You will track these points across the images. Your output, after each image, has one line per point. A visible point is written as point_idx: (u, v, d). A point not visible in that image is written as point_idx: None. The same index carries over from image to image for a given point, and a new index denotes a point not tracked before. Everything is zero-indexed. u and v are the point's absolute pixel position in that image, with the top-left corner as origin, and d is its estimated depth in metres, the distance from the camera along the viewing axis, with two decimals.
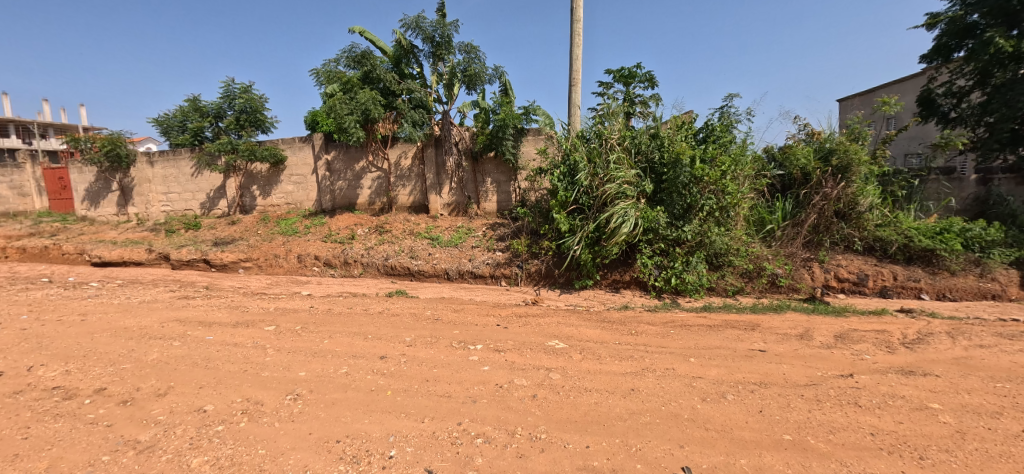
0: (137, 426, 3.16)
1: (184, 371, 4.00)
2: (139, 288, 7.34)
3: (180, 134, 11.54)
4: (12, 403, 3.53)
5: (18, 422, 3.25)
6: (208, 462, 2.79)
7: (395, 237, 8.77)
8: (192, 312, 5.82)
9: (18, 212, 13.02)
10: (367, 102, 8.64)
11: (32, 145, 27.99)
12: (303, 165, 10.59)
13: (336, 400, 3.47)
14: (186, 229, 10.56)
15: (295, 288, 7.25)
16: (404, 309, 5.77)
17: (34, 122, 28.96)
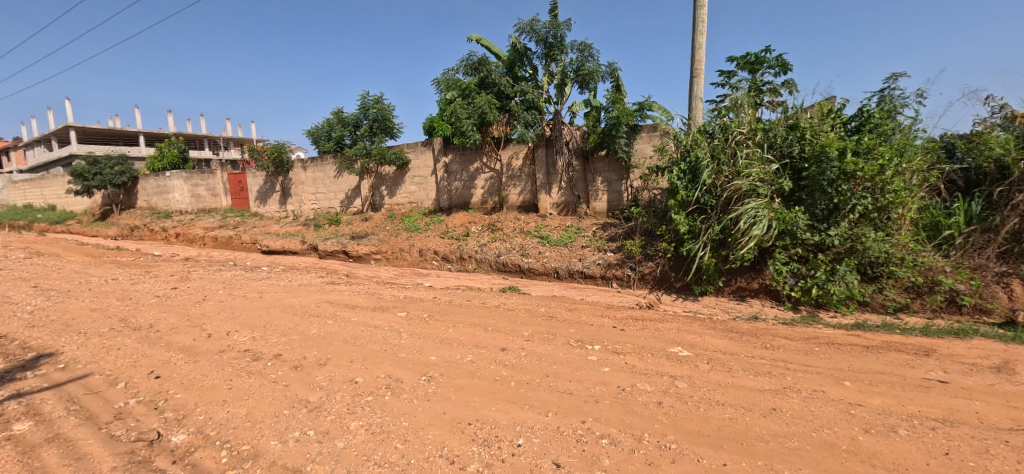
0: (307, 389, 3.70)
1: (337, 346, 4.60)
2: (297, 273, 8.61)
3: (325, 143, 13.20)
4: (218, 359, 4.38)
5: (224, 374, 4.03)
6: (362, 426, 3.17)
7: (507, 235, 9.06)
8: (339, 296, 6.68)
9: (211, 208, 16.13)
10: (484, 106, 9.04)
11: (219, 154, 34.47)
12: (424, 167, 11.47)
13: (463, 385, 3.69)
14: (329, 223, 12.10)
15: (418, 279, 7.89)
16: (519, 304, 5.92)
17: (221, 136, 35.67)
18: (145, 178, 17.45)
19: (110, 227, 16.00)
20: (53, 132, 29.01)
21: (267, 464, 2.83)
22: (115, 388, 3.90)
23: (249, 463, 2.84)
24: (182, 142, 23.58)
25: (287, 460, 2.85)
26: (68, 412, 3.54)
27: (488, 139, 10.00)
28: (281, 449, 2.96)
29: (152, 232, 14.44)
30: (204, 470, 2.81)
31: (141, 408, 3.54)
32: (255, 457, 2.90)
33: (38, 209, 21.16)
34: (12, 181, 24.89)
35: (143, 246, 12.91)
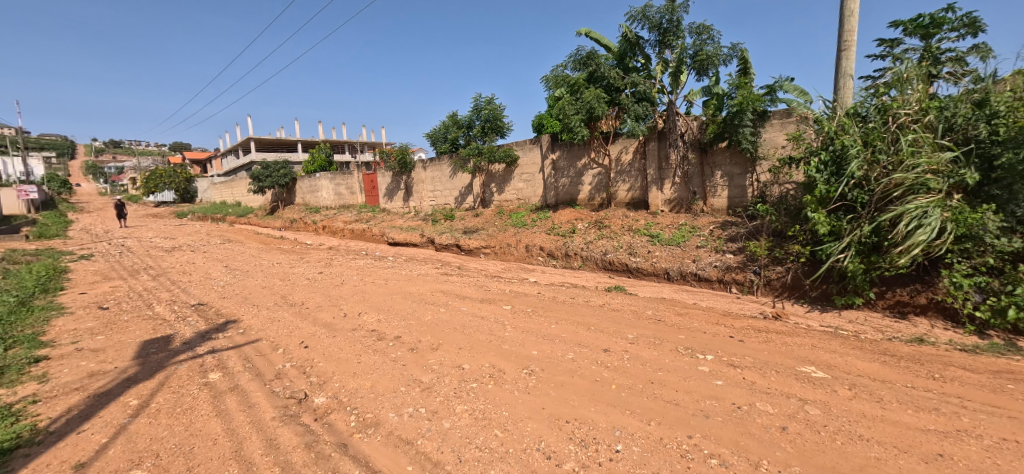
0: (420, 370, 4.00)
1: (448, 333, 4.89)
2: (416, 264, 9.36)
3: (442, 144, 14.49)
4: (351, 336, 4.96)
5: (355, 350, 4.53)
6: (467, 410, 3.32)
7: (614, 233, 8.76)
8: (451, 286, 7.10)
9: (349, 204, 18.31)
10: (592, 101, 8.78)
11: (357, 156, 39.06)
12: (532, 164, 11.64)
13: (563, 382, 3.66)
14: (445, 219, 12.92)
15: (524, 274, 8.04)
16: (625, 305, 5.69)
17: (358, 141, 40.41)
18: (300, 179, 20.43)
19: (276, 220, 19.10)
20: (237, 143, 35.41)
21: (386, 433, 3.10)
22: (276, 353, 4.63)
23: (371, 430, 3.15)
24: (328, 147, 27.07)
25: (402, 432, 3.10)
26: (244, 368, 4.28)
27: (597, 134, 9.76)
28: (397, 421, 3.22)
29: (305, 225, 16.88)
30: (337, 430, 3.19)
31: (293, 372, 4.15)
32: (376, 425, 3.20)
33: (227, 205, 26.09)
34: (211, 183, 31.03)
35: (299, 236, 15.15)
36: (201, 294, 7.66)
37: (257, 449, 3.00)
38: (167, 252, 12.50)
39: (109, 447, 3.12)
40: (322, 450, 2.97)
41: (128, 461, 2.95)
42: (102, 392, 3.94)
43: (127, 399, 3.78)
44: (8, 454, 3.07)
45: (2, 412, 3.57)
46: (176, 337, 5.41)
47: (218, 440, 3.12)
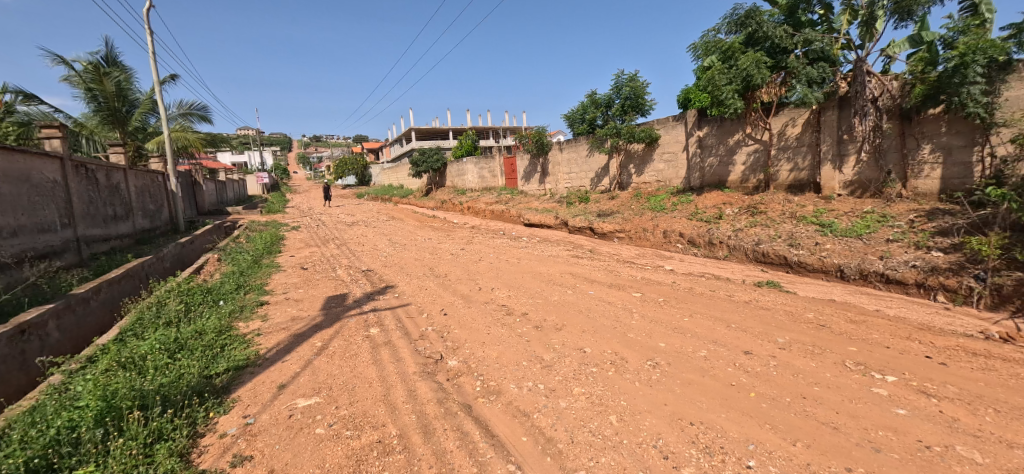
0: (542, 347, 3.98)
1: (572, 314, 4.79)
2: (549, 245, 9.42)
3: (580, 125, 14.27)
4: (483, 308, 5.22)
5: (486, 321, 4.74)
6: (584, 394, 3.19)
7: (772, 220, 7.57)
8: (579, 269, 6.97)
9: (491, 186, 19.33)
10: (749, 68, 7.70)
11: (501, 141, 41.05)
12: (675, 143, 10.74)
13: (691, 381, 3.28)
14: (580, 201, 12.76)
15: (659, 261, 7.49)
16: (778, 304, 4.88)
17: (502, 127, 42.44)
18: (450, 163, 22.26)
19: (430, 201, 21.21)
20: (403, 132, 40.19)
21: (506, 402, 3.15)
22: (421, 316, 5.11)
23: (493, 396, 3.23)
24: (474, 134, 28.91)
25: (520, 403, 3.12)
26: (396, 327, 4.81)
27: (755, 106, 8.48)
28: (517, 393, 3.25)
29: (453, 205, 18.40)
30: (464, 391, 3.34)
31: (433, 335, 4.51)
32: (497, 393, 3.27)
33: (393, 187, 29.85)
34: (381, 168, 35.81)
35: (448, 215, 16.57)
36: (368, 261, 8.90)
37: (400, 396, 3.29)
38: (348, 226, 14.83)
39: (299, 375, 3.77)
40: (450, 406, 3.12)
41: (311, 388, 3.50)
42: (298, 333, 4.82)
43: (313, 341, 4.55)
44: (240, 370, 3.94)
45: (238, 339, 4.61)
46: (349, 296, 6.37)
47: (373, 383, 3.51)
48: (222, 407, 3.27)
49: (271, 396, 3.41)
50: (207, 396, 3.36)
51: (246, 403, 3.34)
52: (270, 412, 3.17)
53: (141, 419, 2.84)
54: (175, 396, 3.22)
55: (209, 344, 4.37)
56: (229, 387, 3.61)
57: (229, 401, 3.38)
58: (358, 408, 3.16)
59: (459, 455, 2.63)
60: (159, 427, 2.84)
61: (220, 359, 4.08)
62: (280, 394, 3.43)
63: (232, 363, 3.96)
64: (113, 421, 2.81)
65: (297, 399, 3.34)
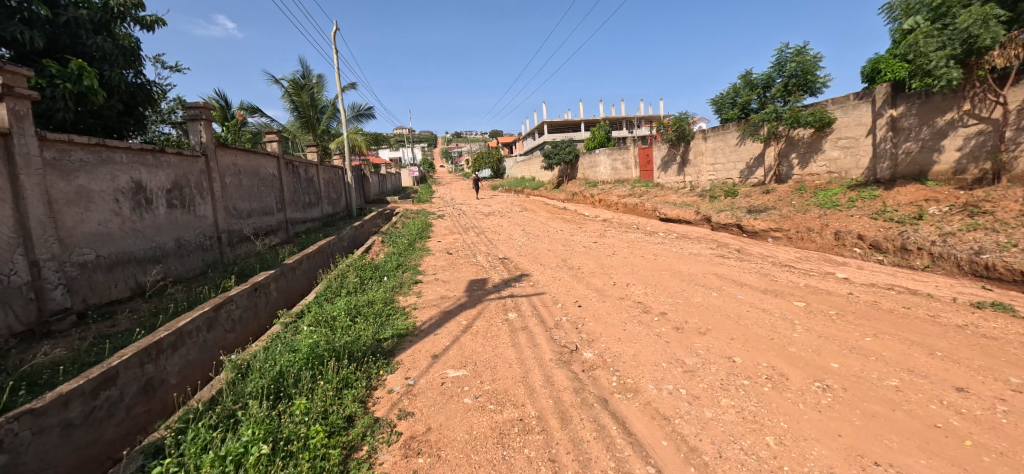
0: (684, 351, 3.73)
1: (718, 319, 4.39)
2: (689, 242, 8.75)
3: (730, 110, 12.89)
4: (618, 304, 5.09)
5: (622, 317, 4.62)
6: (734, 407, 2.90)
7: (1002, 223, 5.90)
8: (726, 270, 6.34)
9: (623, 179, 18.69)
10: (976, 25, 6.04)
11: (635, 131, 39.42)
12: (856, 126, 9.06)
13: (875, 413, 2.76)
14: (726, 195, 11.58)
15: (828, 267, 6.41)
16: (1009, 333, 3.80)
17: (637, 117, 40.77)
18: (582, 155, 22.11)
19: (561, 193, 21.37)
20: (536, 126, 41.14)
21: (644, 402, 3.03)
22: (555, 306, 5.20)
23: (631, 394, 3.13)
24: (607, 125, 28.23)
25: (660, 406, 2.97)
26: (533, 313, 4.98)
27: (980, 74, 6.67)
28: (656, 395, 3.11)
29: (583, 198, 18.27)
30: (600, 384, 3.31)
31: (568, 325, 4.55)
32: (635, 391, 3.17)
33: (526, 180, 30.81)
34: (515, 160, 37.18)
35: (578, 208, 16.52)
36: (505, 250, 9.36)
37: (538, 380, 3.39)
38: (485, 216, 15.78)
39: (449, 348, 4.15)
40: (586, 397, 3.12)
41: (459, 361, 3.83)
42: (447, 310, 5.31)
43: (459, 319, 4.96)
44: (401, 338, 4.50)
45: (399, 311, 5.28)
46: (489, 281, 6.78)
47: (512, 365, 3.68)
48: (389, 368, 3.77)
49: (427, 363, 3.82)
50: (378, 356, 3.91)
51: (408, 367, 3.79)
52: (427, 378, 3.55)
53: (334, 367, 3.41)
54: (356, 352, 3.81)
55: (378, 312, 5.08)
56: (393, 351, 4.15)
57: (394, 363, 3.88)
58: (500, 386, 3.35)
59: (596, 447, 2.61)
60: (347, 375, 3.37)
61: (386, 326, 4.72)
62: (433, 363, 3.82)
63: (396, 331, 4.55)
64: (316, 365, 3.42)
65: (448, 370, 3.68)
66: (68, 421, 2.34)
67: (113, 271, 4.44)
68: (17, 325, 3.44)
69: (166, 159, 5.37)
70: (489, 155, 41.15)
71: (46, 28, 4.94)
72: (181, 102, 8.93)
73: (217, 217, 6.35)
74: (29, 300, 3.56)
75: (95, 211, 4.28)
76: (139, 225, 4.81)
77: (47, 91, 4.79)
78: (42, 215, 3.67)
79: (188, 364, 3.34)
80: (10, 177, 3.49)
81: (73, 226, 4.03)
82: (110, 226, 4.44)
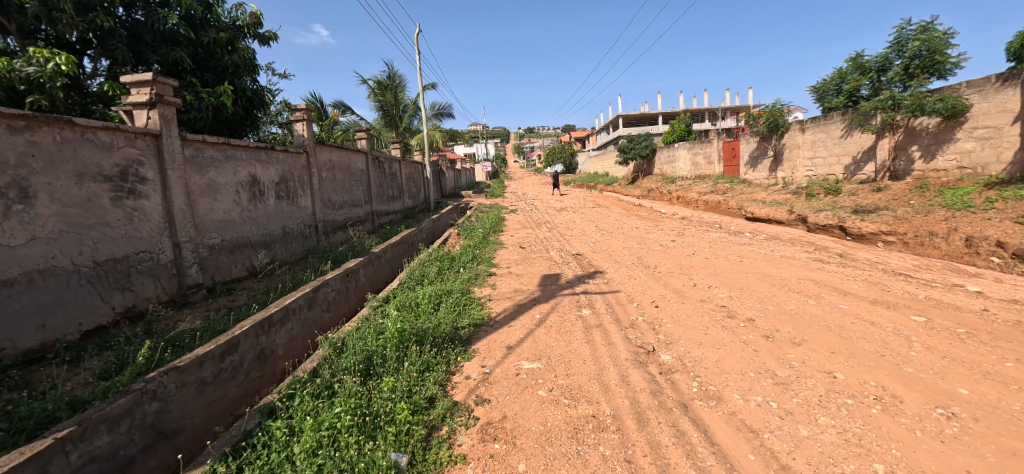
0: (776, 361, 3.47)
1: (816, 329, 4.02)
2: (780, 244, 8.07)
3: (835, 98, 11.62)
4: (700, 306, 4.85)
5: (704, 321, 4.39)
6: (834, 427, 2.65)
7: None
8: (826, 276, 5.76)
9: (706, 174, 17.67)
10: None
11: (719, 123, 37.02)
12: (998, 113, 7.77)
13: (1016, 450, 2.38)
14: (827, 193, 10.51)
15: (956, 278, 5.58)
16: None
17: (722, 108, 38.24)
18: (660, 149, 21.19)
19: (636, 189, 20.66)
20: (611, 120, 40.05)
21: (729, 411, 2.87)
22: (631, 305, 5.07)
23: (714, 402, 2.98)
24: (689, 117, 26.79)
25: (746, 417, 2.80)
26: (608, 311, 4.90)
27: None
28: (742, 405, 2.93)
29: (661, 194, 17.52)
30: (679, 389, 3.18)
31: (644, 325, 4.42)
32: (718, 399, 3.01)
33: (600, 175, 30.18)
34: (589, 155, 36.60)
35: (655, 205, 15.88)
36: (579, 246, 9.27)
37: (613, 379, 3.34)
38: (557, 211, 15.73)
39: (523, 340, 4.23)
40: (664, 401, 3.02)
41: (533, 354, 3.88)
42: (521, 304, 5.40)
43: (533, 313, 5.02)
44: (477, 327, 4.66)
45: (475, 301, 5.46)
46: (562, 276, 6.77)
47: (587, 361, 3.66)
48: (466, 355, 3.92)
49: (502, 354, 3.92)
50: (456, 344, 4.08)
51: (484, 356, 3.92)
52: (502, 368, 3.64)
53: (417, 351, 3.62)
54: (437, 338, 4.01)
55: (455, 301, 5.30)
56: (470, 340, 4.30)
57: (470, 351, 4.03)
58: (575, 381, 3.35)
59: (675, 452, 2.53)
60: (428, 359, 3.57)
61: (463, 315, 4.91)
62: (508, 354, 3.91)
63: (472, 320, 4.72)
64: (401, 347, 3.65)
65: (522, 361, 3.75)
66: (202, 380, 2.72)
67: (234, 253, 5.06)
68: (163, 295, 4.05)
69: (275, 156, 6.00)
70: (562, 151, 40.72)
71: (190, 48, 5.84)
72: (286, 105, 9.90)
73: (315, 208, 6.97)
74: (172, 275, 4.17)
75: (221, 201, 4.90)
76: (254, 214, 5.43)
77: (191, 102, 5.66)
78: (183, 204, 4.27)
79: (292, 338, 3.73)
80: (160, 171, 4.11)
81: (204, 213, 4.65)
82: (232, 214, 5.06)
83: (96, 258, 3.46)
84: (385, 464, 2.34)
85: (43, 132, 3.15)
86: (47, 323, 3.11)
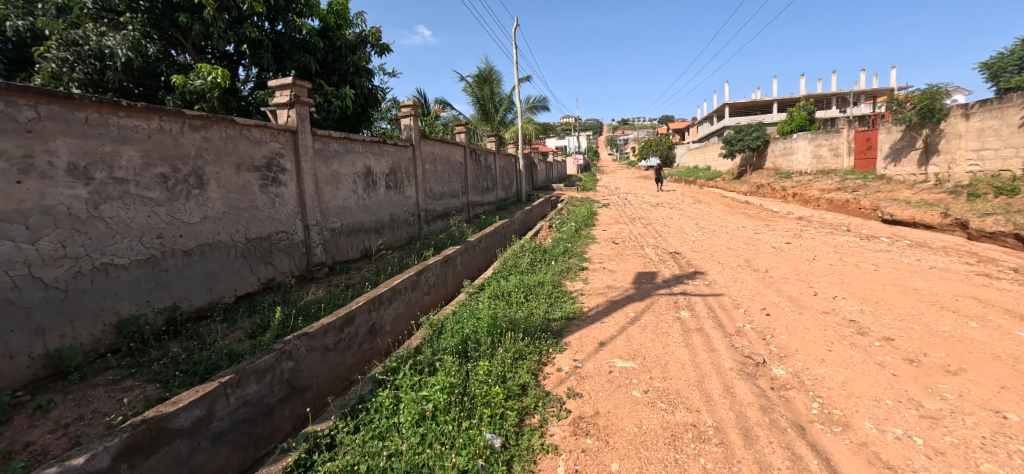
0: (922, 391, 2.98)
1: (978, 358, 3.38)
2: (928, 253, 6.88)
3: (1015, 76, 9.51)
4: (822, 318, 4.33)
5: (825, 335, 3.92)
6: None
7: None
8: (994, 294, 4.80)
9: (831, 169, 15.66)
10: None
11: (849, 110, 32.51)
12: None
13: None
14: (998, 193, 8.67)
15: None
16: None
17: (854, 93, 33.49)
18: (775, 140, 19.17)
19: (743, 184, 18.96)
20: (717, 109, 37.10)
21: (858, 441, 2.54)
22: (737, 311, 4.69)
23: (839, 428, 2.66)
24: (813, 104, 23.79)
25: (881, 451, 2.46)
26: (709, 315, 4.59)
27: None
28: (876, 436, 2.58)
29: (774, 191, 15.88)
30: (795, 408, 2.89)
31: (753, 334, 4.07)
32: (844, 426, 2.68)
33: (701, 169, 28.20)
34: (690, 147, 34.31)
35: (766, 202, 14.43)
36: (677, 244, 8.78)
37: (716, 388, 3.14)
38: (653, 206, 15.02)
39: (616, 337, 4.14)
40: (777, 419, 2.76)
41: (627, 353, 3.78)
42: (614, 300, 5.28)
43: (628, 311, 4.88)
44: (569, 320, 4.65)
45: (567, 295, 5.45)
46: (659, 275, 6.47)
47: (686, 366, 3.48)
48: (558, 347, 3.94)
49: (594, 349, 3.87)
50: (548, 335, 4.12)
51: (576, 349, 3.90)
52: (594, 363, 3.60)
53: (511, 339, 3.72)
54: (529, 328, 4.08)
55: (548, 293, 5.34)
56: (562, 333, 4.31)
57: (562, 343, 4.04)
58: (672, 386, 3.20)
59: None
60: (521, 347, 3.65)
61: (555, 307, 4.93)
62: (601, 350, 3.85)
63: (564, 313, 4.72)
64: (495, 333, 3.78)
65: (616, 359, 3.67)
66: (326, 346, 3.08)
67: (350, 236, 5.61)
68: (296, 270, 4.65)
69: (386, 149, 6.51)
70: (659, 143, 38.60)
71: (320, 53, 6.56)
72: (395, 102, 10.67)
73: (419, 198, 7.45)
74: (302, 253, 4.76)
75: (342, 189, 5.45)
76: (368, 202, 5.97)
77: (322, 104, 6.37)
78: (312, 191, 4.84)
79: (398, 316, 4.05)
80: (295, 163, 4.68)
81: (328, 200, 5.22)
82: (350, 201, 5.61)
83: (247, 235, 4.06)
84: (481, 443, 2.45)
85: (214, 129, 3.75)
86: (212, 287, 3.71)
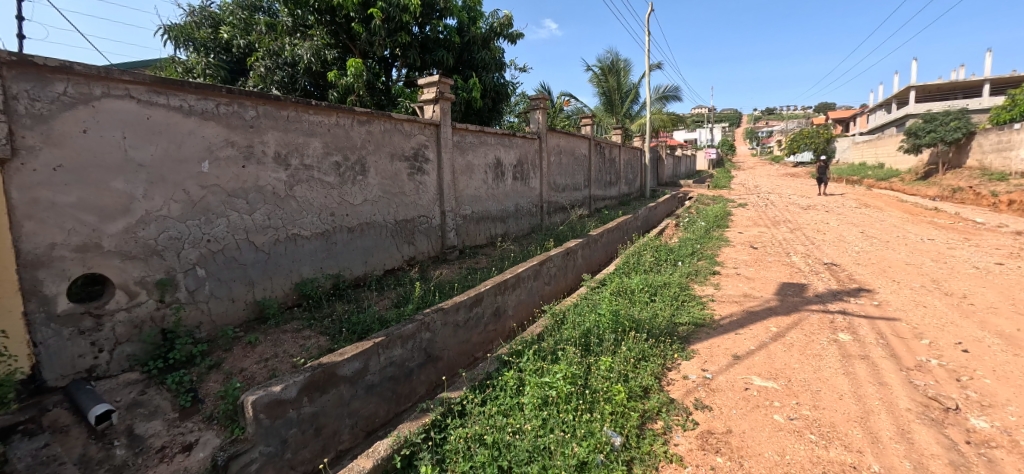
0: None
1: None
2: None
3: None
4: None
5: None
6: None
7: None
8: None
9: None
10: None
11: None
12: None
13: None
14: None
15: None
16: None
17: None
18: (983, 133, 15.32)
19: (931, 187, 15.57)
20: (897, 95, 30.87)
21: None
22: (917, 341, 3.90)
23: None
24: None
25: None
26: (877, 342, 3.89)
27: None
28: None
29: (978, 196, 12.74)
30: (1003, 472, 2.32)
31: (940, 372, 3.35)
32: None
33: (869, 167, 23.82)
34: (857, 140, 29.14)
35: (963, 210, 11.65)
36: (835, 254, 7.57)
37: (886, 430, 2.66)
38: (803, 209, 13.16)
39: (755, 353, 3.75)
40: None
41: (768, 371, 3.41)
42: (752, 311, 4.78)
43: (769, 325, 4.38)
44: (698, 327, 4.34)
45: (696, 299, 5.09)
46: (809, 288, 5.67)
47: (843, 397, 3.01)
48: (684, 354, 3.72)
49: (727, 362, 3.57)
50: (674, 339, 3.91)
51: (705, 359, 3.64)
52: (727, 377, 3.33)
53: (633, 339, 3.61)
54: (653, 329, 3.91)
55: (674, 296, 5.05)
56: (689, 339, 4.05)
57: (690, 351, 3.80)
58: (826, 417, 2.80)
59: None
60: (645, 349, 3.52)
61: (682, 311, 4.64)
62: (736, 364, 3.53)
63: (692, 319, 4.42)
64: (618, 331, 3.71)
65: (752, 376, 3.34)
66: (457, 322, 3.35)
67: (479, 223, 5.97)
68: (432, 251, 5.12)
69: (515, 141, 6.75)
70: (813, 135, 33.51)
71: (454, 50, 7.05)
72: (524, 96, 10.99)
73: (543, 190, 7.61)
74: (438, 236, 5.21)
75: (475, 179, 5.81)
76: (496, 192, 6.28)
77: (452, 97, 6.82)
78: (449, 181, 5.26)
79: (520, 302, 4.21)
80: (437, 154, 5.12)
81: (462, 189, 5.61)
82: (481, 191, 5.96)
83: (396, 217, 4.58)
84: (602, 439, 2.45)
85: (376, 123, 4.29)
86: (368, 260, 4.28)
